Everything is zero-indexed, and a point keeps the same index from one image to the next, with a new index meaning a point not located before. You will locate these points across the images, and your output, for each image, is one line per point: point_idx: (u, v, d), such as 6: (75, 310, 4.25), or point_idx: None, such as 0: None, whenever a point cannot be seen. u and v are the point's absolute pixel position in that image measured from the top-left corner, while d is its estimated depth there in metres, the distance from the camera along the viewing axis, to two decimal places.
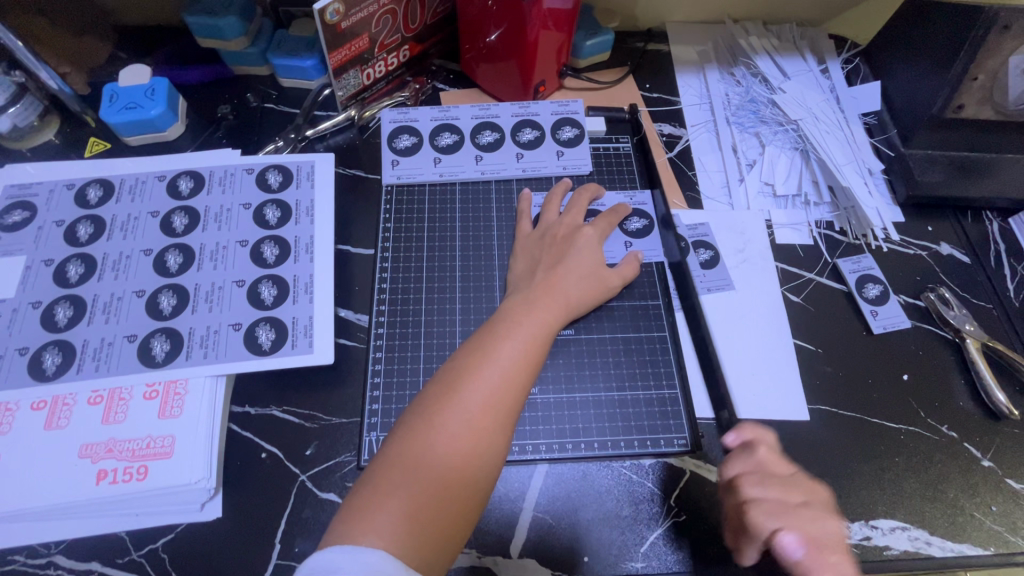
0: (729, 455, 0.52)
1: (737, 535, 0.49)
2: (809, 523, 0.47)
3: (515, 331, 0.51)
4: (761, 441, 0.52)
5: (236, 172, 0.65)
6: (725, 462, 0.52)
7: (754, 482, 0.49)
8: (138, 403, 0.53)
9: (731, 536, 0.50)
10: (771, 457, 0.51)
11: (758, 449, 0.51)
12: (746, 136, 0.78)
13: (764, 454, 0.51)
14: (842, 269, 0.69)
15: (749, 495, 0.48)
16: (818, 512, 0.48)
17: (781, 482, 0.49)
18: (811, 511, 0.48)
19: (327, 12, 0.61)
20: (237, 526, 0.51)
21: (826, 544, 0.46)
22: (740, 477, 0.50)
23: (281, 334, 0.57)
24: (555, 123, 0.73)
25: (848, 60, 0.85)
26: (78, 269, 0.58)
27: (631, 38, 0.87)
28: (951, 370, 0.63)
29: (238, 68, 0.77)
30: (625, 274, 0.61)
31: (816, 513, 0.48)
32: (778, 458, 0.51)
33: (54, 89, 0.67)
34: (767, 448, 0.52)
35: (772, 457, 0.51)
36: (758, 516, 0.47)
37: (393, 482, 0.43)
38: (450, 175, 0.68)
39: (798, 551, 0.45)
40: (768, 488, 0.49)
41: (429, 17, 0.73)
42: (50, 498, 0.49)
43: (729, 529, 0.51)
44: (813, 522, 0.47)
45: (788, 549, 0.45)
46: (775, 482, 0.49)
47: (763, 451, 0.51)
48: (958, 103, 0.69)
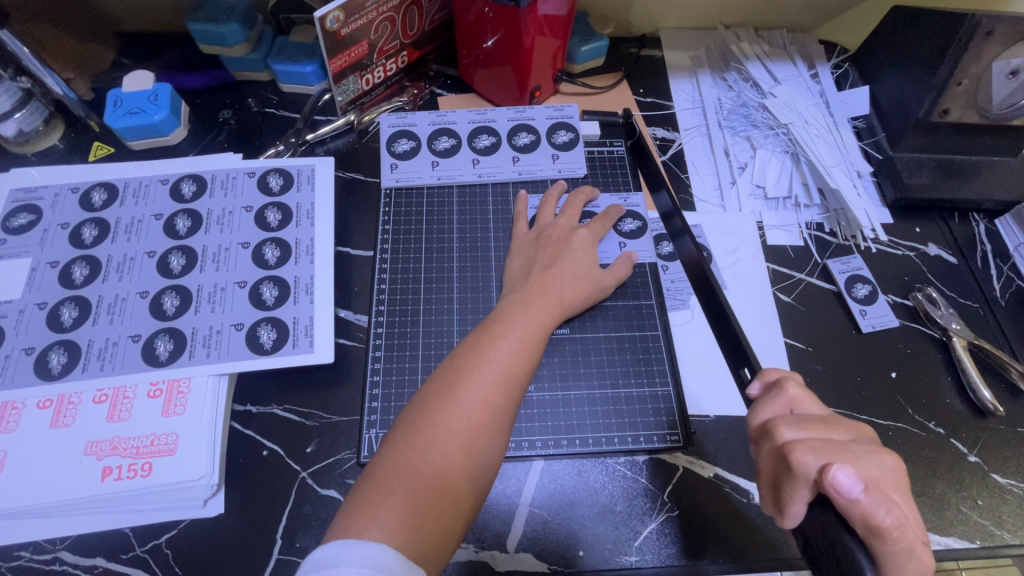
0: (757, 400, 0.47)
1: (778, 489, 0.41)
2: (861, 459, 0.39)
3: (511, 330, 0.53)
4: (789, 380, 0.47)
5: (238, 175, 0.67)
6: (755, 409, 0.46)
7: (790, 423, 0.42)
8: (142, 402, 0.54)
9: (771, 493, 0.43)
10: (806, 397, 0.45)
11: (789, 387, 0.45)
12: (738, 140, 0.79)
13: (796, 392, 0.45)
14: (832, 270, 0.70)
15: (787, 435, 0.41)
16: (868, 447, 0.41)
17: (820, 422, 0.42)
18: (860, 448, 0.40)
19: (328, 19, 0.63)
20: (239, 522, 0.52)
21: (882, 481, 0.39)
22: (774, 420, 0.43)
23: (282, 333, 0.58)
24: (550, 127, 0.74)
25: (838, 66, 0.87)
26: (83, 270, 0.59)
27: (625, 44, 0.88)
28: (938, 368, 0.65)
29: (239, 74, 0.78)
30: (619, 274, 0.62)
31: (867, 449, 0.40)
32: (813, 401, 0.45)
33: (60, 94, 0.68)
34: (800, 388, 0.46)
35: (806, 396, 0.45)
36: (801, 454, 0.39)
37: (394, 478, 0.44)
38: (448, 178, 0.70)
39: (855, 486, 0.37)
40: (807, 427, 0.42)
41: (427, 24, 0.75)
42: (55, 495, 0.50)
43: (767, 486, 0.43)
44: (865, 457, 0.39)
45: (844, 482, 0.36)
46: (814, 422, 0.42)
47: (794, 388, 0.45)
48: (943, 108, 0.71)
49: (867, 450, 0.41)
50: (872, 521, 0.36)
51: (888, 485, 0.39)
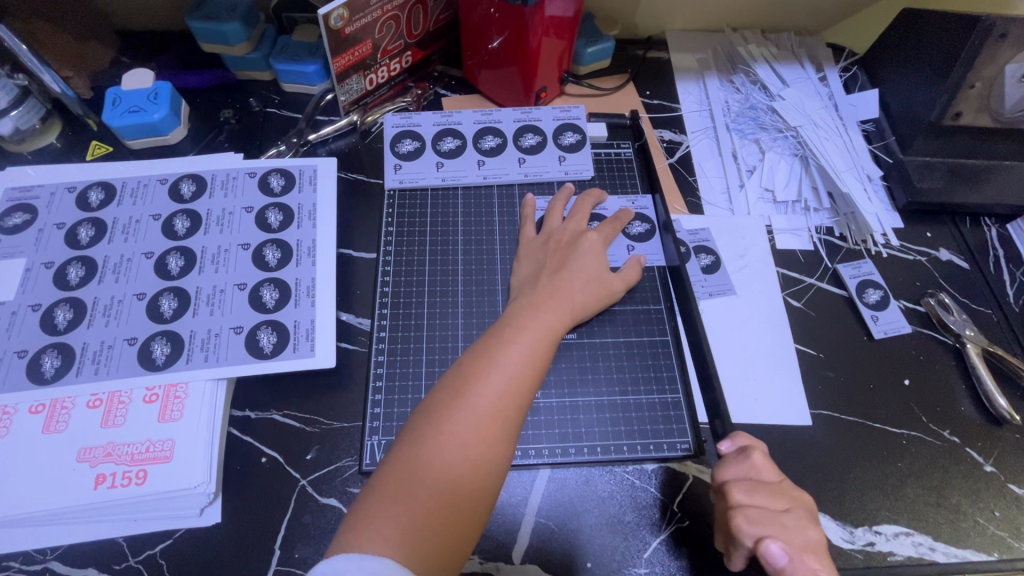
0: (722, 459, 0.51)
1: (726, 538, 0.49)
2: (791, 531, 0.47)
3: (521, 335, 0.51)
4: (754, 448, 0.51)
5: (238, 175, 0.65)
6: (719, 466, 0.51)
7: (743, 489, 0.48)
8: (138, 406, 0.52)
9: (722, 540, 0.50)
10: (767, 464, 0.50)
11: (753, 456, 0.50)
12: (746, 142, 0.78)
13: (758, 461, 0.50)
14: (842, 275, 0.69)
15: (737, 502, 0.48)
16: (802, 518, 0.48)
17: (770, 490, 0.49)
18: (795, 518, 0.48)
19: (331, 17, 0.62)
20: (237, 532, 0.50)
21: (806, 548, 0.47)
22: (729, 482, 0.49)
23: (282, 337, 0.57)
24: (556, 129, 0.73)
25: (846, 69, 0.86)
26: (79, 271, 0.58)
27: (631, 46, 0.88)
28: (951, 375, 0.63)
29: (241, 73, 0.77)
30: (629, 278, 0.61)
31: (798, 520, 0.48)
32: (772, 467, 0.50)
33: (57, 92, 0.67)
34: (764, 457, 0.50)
35: (765, 465, 0.50)
36: (743, 523, 0.47)
37: (400, 489, 0.42)
38: (453, 180, 0.69)
39: (783, 558, 0.45)
40: (755, 495, 0.48)
41: (432, 24, 0.74)
42: (47, 503, 0.48)
43: (720, 530, 0.50)
44: (792, 529, 0.47)
45: (773, 554, 0.45)
46: (763, 490, 0.48)
47: (758, 456, 0.50)
48: (955, 111, 0.70)
49: (801, 518, 0.48)
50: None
51: (811, 552, 0.46)
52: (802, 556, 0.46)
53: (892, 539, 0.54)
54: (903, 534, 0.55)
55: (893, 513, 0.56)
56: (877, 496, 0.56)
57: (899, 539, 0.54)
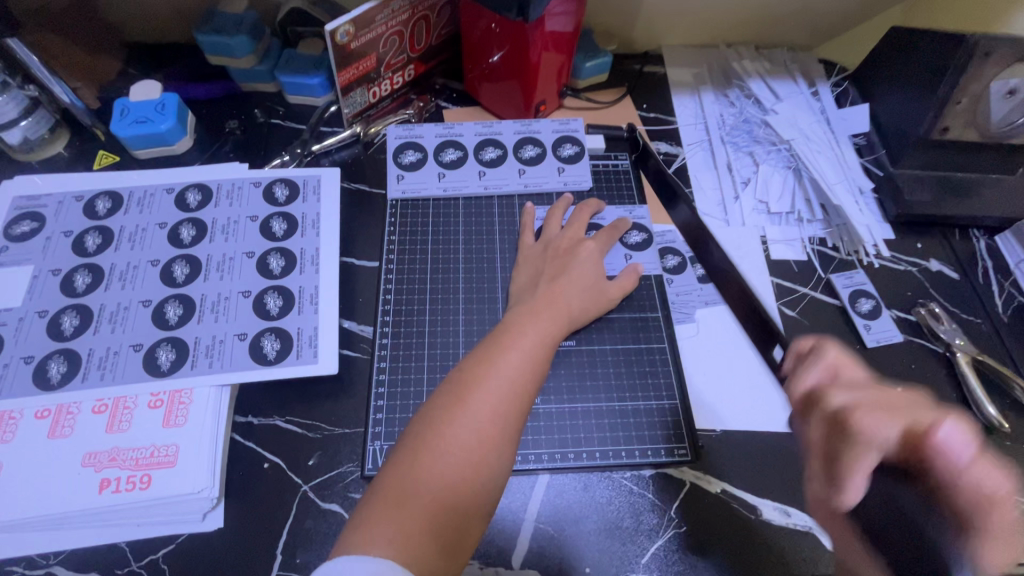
0: (796, 370, 0.52)
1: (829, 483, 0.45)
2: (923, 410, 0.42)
3: (520, 341, 0.52)
4: (827, 346, 0.52)
5: (244, 185, 0.67)
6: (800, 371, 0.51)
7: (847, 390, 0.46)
8: (142, 412, 0.53)
9: (825, 472, 0.46)
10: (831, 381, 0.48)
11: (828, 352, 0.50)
12: (741, 155, 0.80)
13: (834, 357, 0.50)
14: (835, 285, 0.70)
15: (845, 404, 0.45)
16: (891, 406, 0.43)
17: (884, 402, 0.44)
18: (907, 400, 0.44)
19: (338, 33, 0.64)
20: (239, 538, 0.51)
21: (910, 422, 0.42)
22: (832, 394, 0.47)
23: (286, 344, 0.57)
24: (555, 140, 0.75)
25: (837, 84, 0.89)
26: (85, 278, 0.59)
27: (628, 60, 0.90)
28: (942, 383, 0.64)
29: (246, 85, 0.79)
30: (625, 286, 0.63)
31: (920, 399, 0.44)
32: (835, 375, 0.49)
33: (67, 103, 0.68)
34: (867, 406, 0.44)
35: (844, 360, 0.50)
36: (867, 419, 0.43)
37: (401, 492, 0.43)
38: (454, 190, 0.70)
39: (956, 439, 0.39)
40: (860, 395, 0.46)
41: (434, 39, 0.76)
42: (52, 507, 0.48)
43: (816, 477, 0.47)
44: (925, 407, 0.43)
45: (950, 434, 0.40)
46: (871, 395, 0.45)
47: (832, 353, 0.50)
48: (943, 125, 0.72)
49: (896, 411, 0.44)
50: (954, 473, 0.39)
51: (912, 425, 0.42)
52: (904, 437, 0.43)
53: None
54: None
55: None
56: None
57: None
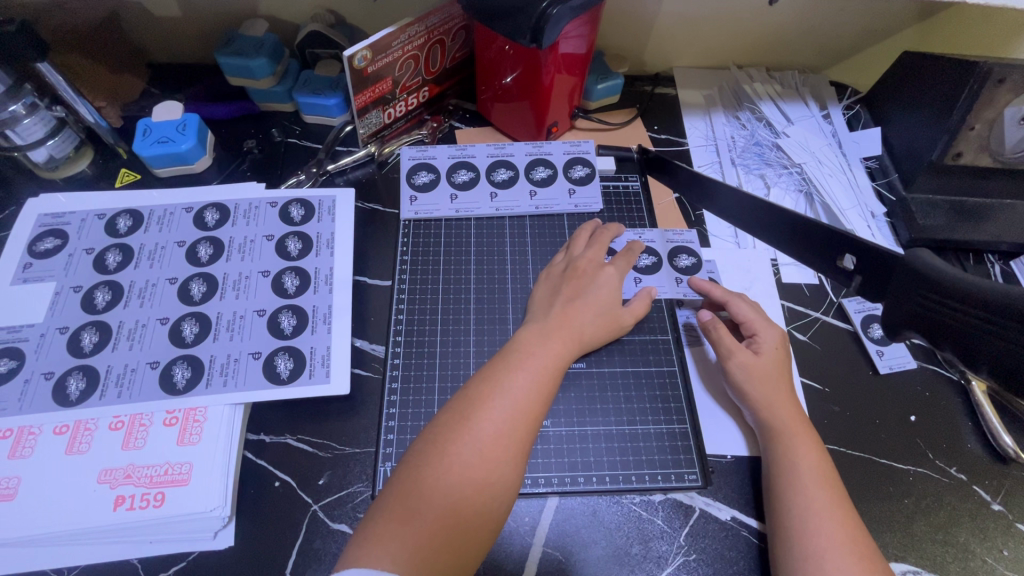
0: (713, 327, 0.62)
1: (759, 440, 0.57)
2: (778, 403, 0.57)
3: (527, 361, 0.53)
4: (718, 328, 0.62)
5: (260, 205, 0.68)
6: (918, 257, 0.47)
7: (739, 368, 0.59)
8: (158, 429, 0.54)
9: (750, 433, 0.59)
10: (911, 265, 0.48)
11: (727, 342, 0.61)
12: (752, 177, 0.80)
13: (728, 342, 0.61)
14: (847, 309, 0.70)
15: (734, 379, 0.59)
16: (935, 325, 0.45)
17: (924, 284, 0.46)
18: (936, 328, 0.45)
19: (355, 58, 0.65)
20: (249, 557, 0.51)
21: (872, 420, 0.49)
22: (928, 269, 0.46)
23: (299, 363, 0.58)
24: (566, 162, 0.75)
25: (849, 107, 0.89)
26: (105, 295, 0.60)
27: (640, 82, 0.91)
28: (957, 412, 0.64)
29: (264, 105, 0.80)
30: (639, 311, 0.62)
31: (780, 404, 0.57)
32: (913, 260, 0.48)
33: (91, 122, 0.70)
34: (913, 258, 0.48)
35: (741, 350, 0.60)
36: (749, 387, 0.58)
37: (406, 508, 0.43)
38: (466, 211, 0.71)
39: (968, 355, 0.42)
40: (748, 380, 0.58)
41: (448, 62, 0.77)
42: (66, 523, 0.49)
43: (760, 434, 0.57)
44: (761, 379, 0.58)
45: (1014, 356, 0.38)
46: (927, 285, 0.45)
47: (733, 347, 0.60)
48: (956, 151, 0.72)
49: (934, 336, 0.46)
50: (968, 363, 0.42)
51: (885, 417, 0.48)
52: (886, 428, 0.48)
53: None
54: (911, 572, 0.55)
55: (901, 551, 0.56)
56: (884, 533, 0.56)
57: None
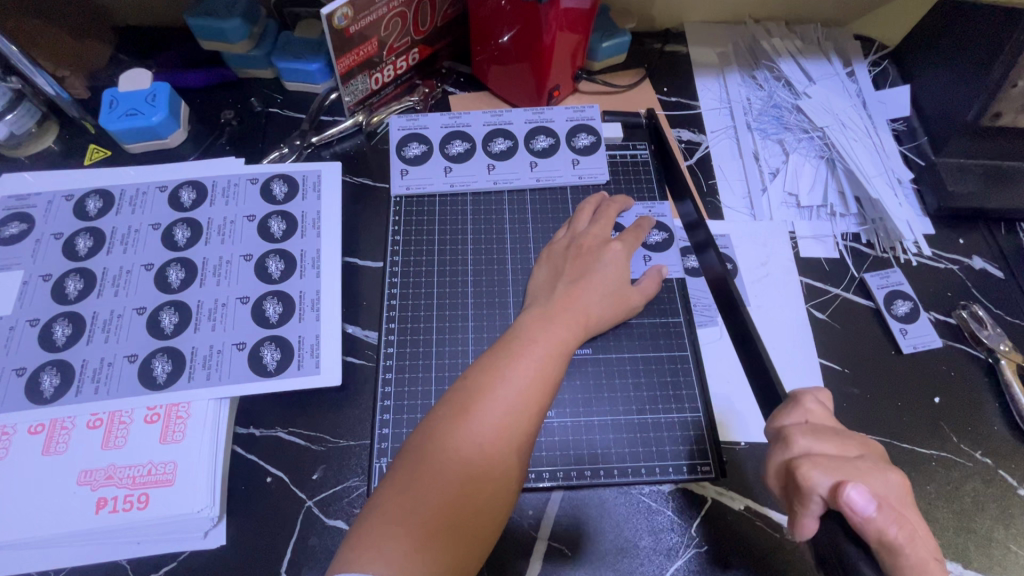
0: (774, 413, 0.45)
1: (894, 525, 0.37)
2: (865, 476, 0.39)
3: (531, 348, 0.49)
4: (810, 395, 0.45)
5: (240, 181, 0.63)
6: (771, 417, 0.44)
7: (805, 433, 0.41)
8: (139, 427, 0.51)
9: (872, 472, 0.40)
10: (821, 408, 0.44)
11: (806, 401, 0.43)
12: (769, 143, 0.74)
13: (813, 407, 0.43)
14: (869, 285, 0.66)
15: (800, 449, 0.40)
16: (876, 463, 0.40)
17: (833, 433, 0.41)
18: (868, 464, 0.40)
19: (335, 17, 0.59)
20: (241, 557, 0.48)
21: (887, 496, 0.39)
22: (787, 427, 0.42)
23: (287, 353, 0.55)
24: (570, 130, 0.70)
25: (875, 63, 0.82)
26: (77, 284, 0.56)
27: (648, 39, 0.84)
28: (984, 393, 0.60)
29: (242, 72, 0.74)
30: (648, 291, 0.58)
31: (873, 464, 0.40)
32: (828, 414, 0.44)
33: (52, 94, 0.64)
34: (817, 401, 0.44)
35: (822, 412, 0.43)
36: (813, 470, 0.39)
37: (402, 506, 0.41)
38: (462, 185, 0.66)
39: (871, 509, 0.36)
40: (820, 443, 0.41)
41: (439, 20, 0.71)
42: (47, 528, 0.47)
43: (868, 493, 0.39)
44: (868, 474, 0.39)
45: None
46: (829, 436, 0.41)
47: (812, 403, 0.43)
48: (995, 112, 0.66)
49: (875, 464, 0.41)
50: (885, 538, 0.36)
51: (894, 503, 0.38)
52: (891, 509, 0.37)
53: None
54: None
55: None
56: None
57: None
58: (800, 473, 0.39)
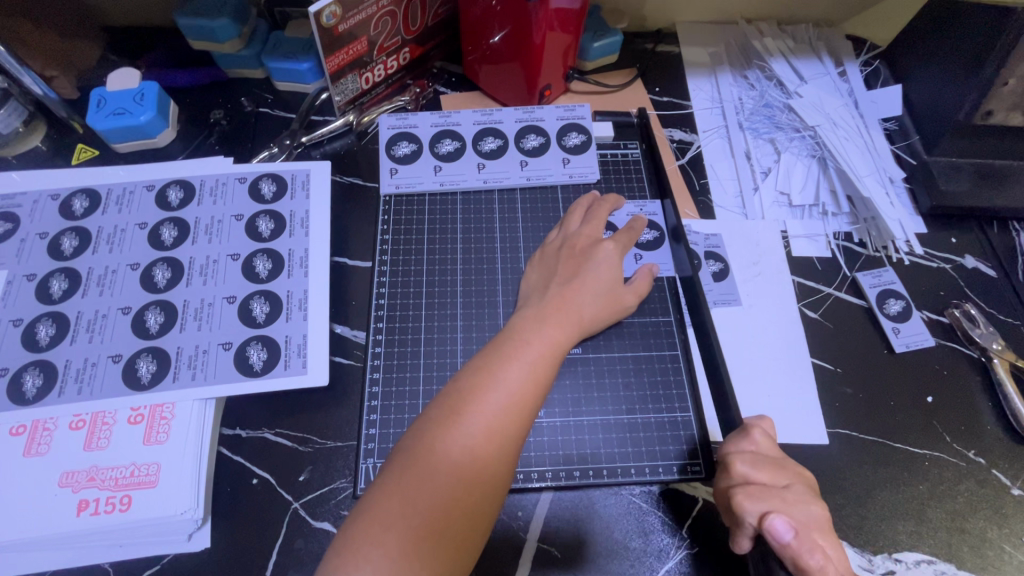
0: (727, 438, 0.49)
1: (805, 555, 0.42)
2: (791, 505, 0.44)
3: (523, 349, 0.48)
4: (757, 425, 0.49)
5: (228, 181, 0.63)
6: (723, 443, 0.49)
7: (745, 462, 0.46)
8: (122, 428, 0.50)
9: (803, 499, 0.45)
10: (766, 440, 0.47)
11: (752, 432, 0.47)
12: (761, 142, 0.74)
13: (760, 438, 0.47)
14: (861, 284, 0.65)
15: (736, 478, 0.45)
16: (802, 494, 0.45)
17: (771, 463, 0.46)
18: (795, 494, 0.45)
19: (323, 15, 0.59)
20: (226, 559, 0.48)
21: (810, 525, 0.43)
22: (730, 455, 0.47)
23: (273, 353, 0.54)
24: (560, 129, 0.70)
25: (867, 63, 0.82)
26: (61, 284, 0.55)
27: (640, 40, 0.84)
28: (976, 392, 0.60)
29: (232, 71, 0.74)
30: (641, 290, 0.58)
31: (798, 495, 0.45)
32: (773, 444, 0.48)
33: (39, 94, 0.65)
34: (764, 432, 0.48)
35: (767, 442, 0.47)
36: (743, 500, 0.44)
37: (390, 510, 0.40)
38: (451, 184, 0.65)
39: (788, 536, 0.42)
40: (758, 472, 0.45)
41: (430, 19, 0.70)
42: (27, 530, 0.46)
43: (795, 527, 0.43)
44: (793, 504, 0.44)
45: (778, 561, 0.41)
46: (765, 466, 0.45)
47: (758, 434, 0.47)
48: (986, 109, 0.66)
49: (804, 494, 0.45)
50: (801, 563, 0.41)
51: (816, 530, 0.43)
52: (808, 534, 0.43)
53: (913, 568, 0.52)
54: (925, 561, 0.52)
55: (914, 539, 0.53)
56: (896, 522, 0.54)
57: (920, 567, 0.52)
58: (733, 501, 0.45)
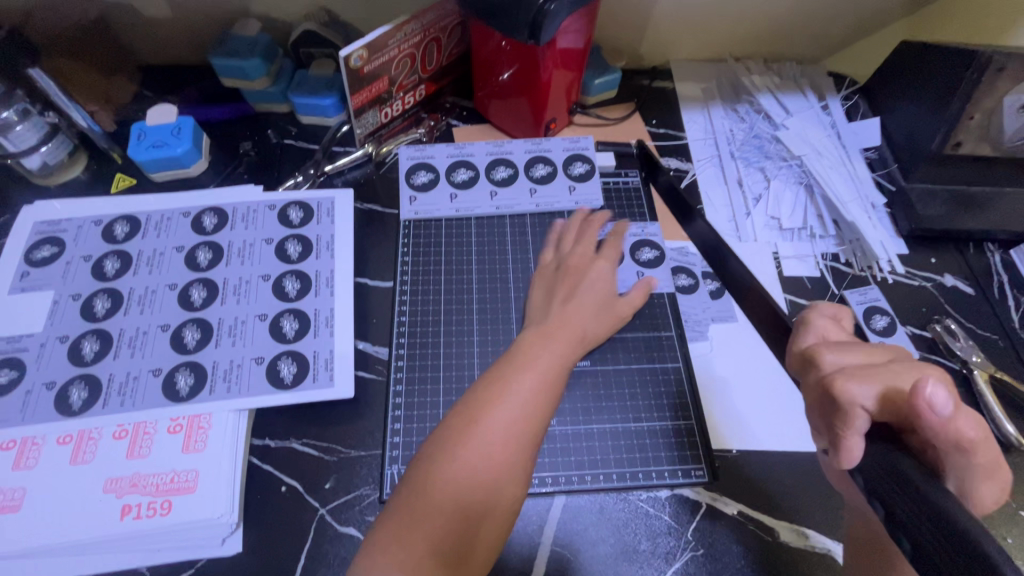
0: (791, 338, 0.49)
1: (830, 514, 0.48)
2: (903, 372, 0.40)
3: (533, 363, 0.52)
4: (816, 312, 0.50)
5: (259, 208, 0.67)
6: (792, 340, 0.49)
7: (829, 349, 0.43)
8: (162, 437, 0.53)
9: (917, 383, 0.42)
10: (832, 323, 0.48)
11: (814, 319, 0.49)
12: (752, 170, 0.80)
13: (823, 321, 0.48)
14: (849, 301, 0.70)
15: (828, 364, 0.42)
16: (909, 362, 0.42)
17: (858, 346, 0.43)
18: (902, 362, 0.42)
19: (351, 58, 0.65)
20: (258, 563, 0.51)
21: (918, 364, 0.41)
22: (815, 348, 0.44)
23: (302, 368, 0.58)
24: (566, 159, 0.75)
25: (847, 97, 0.88)
26: (105, 303, 0.59)
27: (637, 76, 0.90)
28: (959, 402, 0.64)
29: (259, 106, 0.80)
30: (636, 302, 0.63)
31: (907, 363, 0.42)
32: (838, 326, 0.49)
33: (85, 128, 0.69)
34: (822, 317, 0.49)
35: (830, 324, 0.48)
36: (844, 381, 0.40)
37: (411, 514, 0.43)
38: (466, 210, 0.70)
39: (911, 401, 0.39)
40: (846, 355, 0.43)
41: (445, 59, 0.77)
42: (74, 534, 0.49)
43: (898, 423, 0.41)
44: (907, 371, 0.40)
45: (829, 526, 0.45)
46: (849, 348, 0.43)
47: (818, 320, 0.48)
48: (956, 140, 0.72)
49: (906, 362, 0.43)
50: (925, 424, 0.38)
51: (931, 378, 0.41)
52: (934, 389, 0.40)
53: None
54: None
55: None
56: None
57: None
58: (836, 387, 0.40)
